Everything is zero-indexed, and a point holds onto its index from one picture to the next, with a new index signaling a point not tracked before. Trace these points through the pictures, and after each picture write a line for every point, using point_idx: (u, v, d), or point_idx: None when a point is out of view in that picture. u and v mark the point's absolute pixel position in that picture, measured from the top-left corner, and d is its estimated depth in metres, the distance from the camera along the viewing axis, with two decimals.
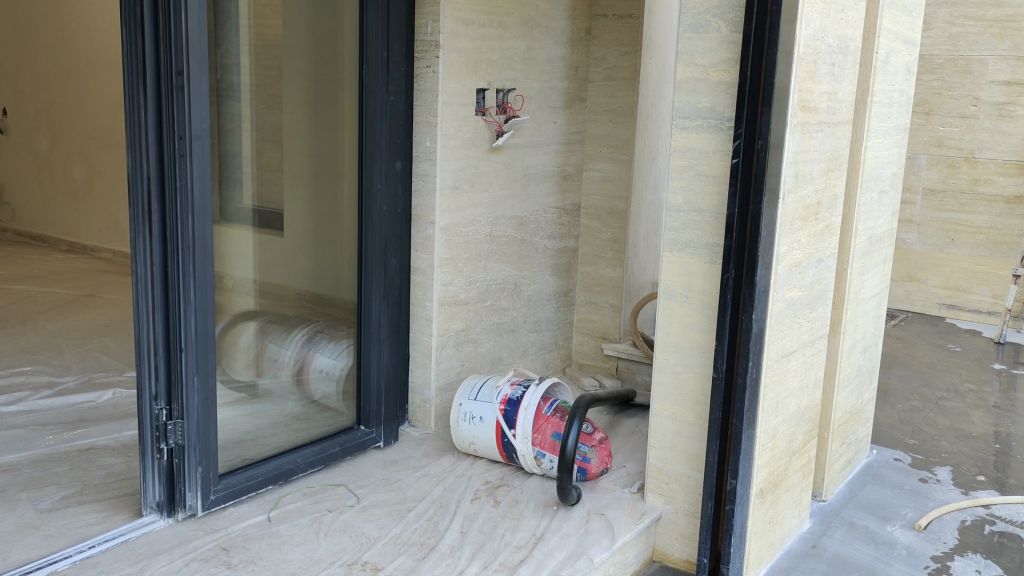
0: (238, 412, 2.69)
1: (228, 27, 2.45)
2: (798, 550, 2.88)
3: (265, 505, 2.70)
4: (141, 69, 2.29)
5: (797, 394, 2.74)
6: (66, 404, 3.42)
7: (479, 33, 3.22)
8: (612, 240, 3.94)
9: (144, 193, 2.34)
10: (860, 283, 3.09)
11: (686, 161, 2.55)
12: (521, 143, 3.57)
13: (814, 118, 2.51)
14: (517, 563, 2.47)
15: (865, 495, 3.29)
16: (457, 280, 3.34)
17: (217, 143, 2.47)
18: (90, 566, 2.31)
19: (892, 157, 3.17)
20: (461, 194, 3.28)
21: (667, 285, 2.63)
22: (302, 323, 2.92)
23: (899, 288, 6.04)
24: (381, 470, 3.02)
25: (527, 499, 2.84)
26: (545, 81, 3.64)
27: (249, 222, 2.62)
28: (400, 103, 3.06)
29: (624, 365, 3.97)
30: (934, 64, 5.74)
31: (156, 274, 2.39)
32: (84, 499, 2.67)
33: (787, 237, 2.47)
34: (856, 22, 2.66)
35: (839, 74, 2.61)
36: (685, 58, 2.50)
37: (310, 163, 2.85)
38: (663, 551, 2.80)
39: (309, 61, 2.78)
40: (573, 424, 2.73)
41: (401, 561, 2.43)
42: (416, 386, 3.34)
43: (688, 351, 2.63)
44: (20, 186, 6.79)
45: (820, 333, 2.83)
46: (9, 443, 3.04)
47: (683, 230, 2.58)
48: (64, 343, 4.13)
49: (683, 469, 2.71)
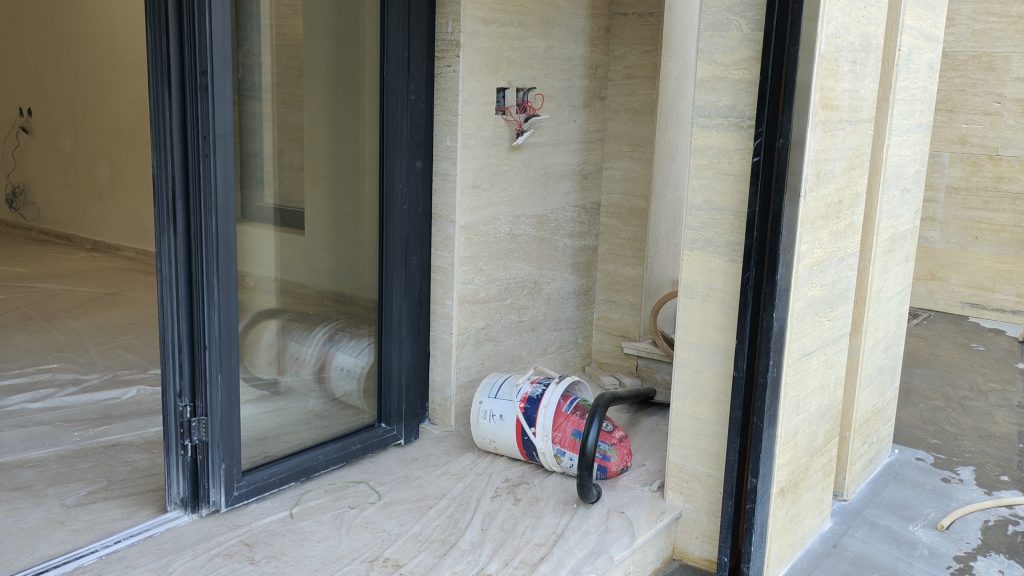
0: (261, 410, 2.72)
1: (250, 27, 2.47)
2: (819, 549, 2.87)
3: (287, 502, 2.72)
4: (165, 71, 2.31)
5: (818, 393, 2.74)
6: (91, 400, 3.46)
7: (499, 32, 3.23)
8: (631, 238, 3.95)
9: (168, 192, 2.37)
10: (882, 281, 3.07)
11: (706, 160, 2.55)
12: (541, 142, 3.58)
13: (835, 116, 2.50)
14: (537, 560, 2.48)
15: (887, 495, 3.27)
16: (477, 278, 3.35)
17: (239, 142, 2.49)
18: (116, 560, 2.34)
19: (914, 155, 3.15)
20: (482, 192, 3.29)
21: (687, 283, 2.63)
22: (323, 321, 2.94)
23: (922, 287, 5.99)
24: (401, 467, 3.04)
25: (547, 497, 2.85)
26: (565, 80, 3.64)
27: (270, 221, 2.65)
28: (421, 102, 3.07)
29: (644, 364, 3.97)
30: (957, 61, 5.69)
31: (180, 273, 2.41)
32: (110, 495, 2.71)
33: (808, 236, 2.47)
34: (878, 20, 2.64)
35: (861, 72, 2.60)
36: (706, 56, 2.51)
37: (332, 161, 2.87)
38: (683, 550, 2.80)
39: (330, 60, 2.80)
40: (593, 422, 2.73)
41: (422, 557, 2.45)
42: (436, 383, 3.36)
43: (708, 350, 2.63)
44: (44, 185, 6.88)
45: (841, 332, 2.82)
46: (36, 439, 3.08)
47: (704, 228, 2.58)
48: (89, 340, 4.18)
49: (703, 467, 2.71)
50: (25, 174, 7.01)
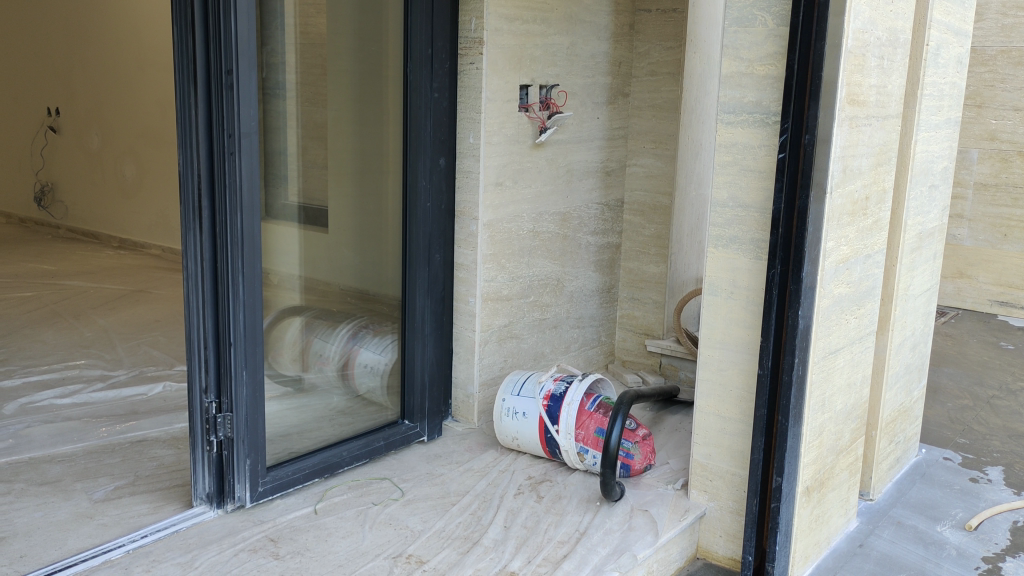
0: (286, 406, 2.73)
1: (275, 25, 2.48)
2: (845, 549, 2.85)
3: (312, 498, 2.74)
4: (192, 69, 2.33)
5: (844, 391, 2.71)
6: (118, 396, 3.50)
7: (523, 29, 3.22)
8: (655, 236, 3.93)
9: (194, 190, 2.39)
10: (910, 279, 3.04)
11: (731, 156, 2.53)
12: (564, 139, 3.57)
13: (862, 112, 2.47)
14: (560, 557, 2.48)
15: (913, 495, 3.23)
16: (501, 276, 3.35)
17: (264, 140, 2.51)
18: (143, 555, 2.37)
19: (942, 151, 3.11)
20: (505, 190, 3.29)
21: (711, 281, 2.61)
22: (347, 319, 2.95)
23: (950, 285, 5.92)
24: (424, 464, 3.05)
25: (570, 494, 2.85)
26: (588, 76, 3.63)
27: (295, 219, 2.66)
28: (444, 99, 3.07)
29: (668, 362, 3.96)
30: (986, 56, 5.61)
31: (206, 270, 2.43)
32: (136, 490, 2.73)
33: (834, 233, 2.44)
34: (906, 15, 2.61)
35: (888, 67, 2.57)
36: (731, 51, 2.49)
37: (355, 159, 2.88)
38: (707, 548, 2.79)
39: (354, 58, 2.80)
40: (616, 420, 2.72)
41: (446, 554, 2.45)
42: (459, 380, 3.37)
43: (733, 348, 2.61)
44: (72, 183, 6.96)
45: (868, 329, 2.79)
46: (64, 434, 3.12)
47: (728, 225, 2.56)
48: (115, 337, 4.22)
49: (728, 466, 2.70)
50: (53, 173, 7.10)
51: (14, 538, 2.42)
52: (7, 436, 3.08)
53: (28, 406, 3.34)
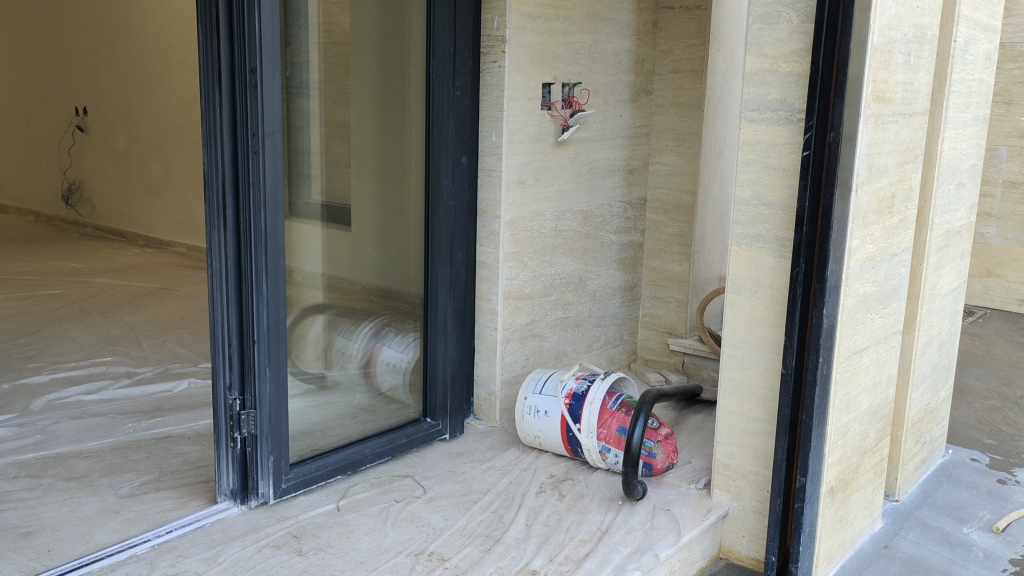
0: (309, 404, 2.75)
1: (298, 25, 2.49)
2: (870, 550, 2.83)
3: (334, 495, 2.75)
4: (216, 68, 2.35)
5: (869, 391, 2.69)
6: (144, 393, 3.54)
7: (545, 27, 3.21)
8: (678, 234, 3.91)
9: (218, 187, 2.41)
10: (937, 278, 3.00)
11: (755, 154, 2.51)
12: (587, 137, 3.56)
13: (888, 109, 2.45)
14: (582, 556, 2.48)
15: (940, 495, 3.20)
16: (523, 274, 3.35)
17: (287, 139, 2.52)
18: (168, 550, 2.39)
19: (970, 149, 3.07)
20: (527, 188, 3.29)
21: (734, 279, 2.60)
22: (369, 317, 2.96)
23: (978, 284, 5.85)
24: (446, 462, 3.05)
25: (592, 493, 2.84)
26: (611, 74, 3.62)
27: (318, 218, 2.67)
28: (467, 98, 3.07)
29: (690, 361, 3.95)
30: (1015, 52, 5.53)
31: (229, 268, 2.45)
32: (162, 485, 2.76)
33: (859, 231, 2.42)
34: (933, 11, 2.58)
35: (915, 64, 2.54)
36: (755, 49, 2.47)
37: (378, 158, 2.89)
38: (730, 548, 2.77)
39: (377, 57, 2.82)
40: (638, 419, 2.71)
41: (467, 552, 2.46)
42: (481, 379, 3.37)
43: (756, 347, 2.59)
44: (98, 182, 7.03)
45: (894, 329, 2.77)
46: (91, 430, 3.15)
47: (752, 224, 2.54)
48: (141, 334, 4.26)
49: (751, 465, 2.68)
50: (81, 171, 7.18)
51: (41, 532, 2.45)
52: (35, 432, 3.12)
53: (55, 402, 3.38)
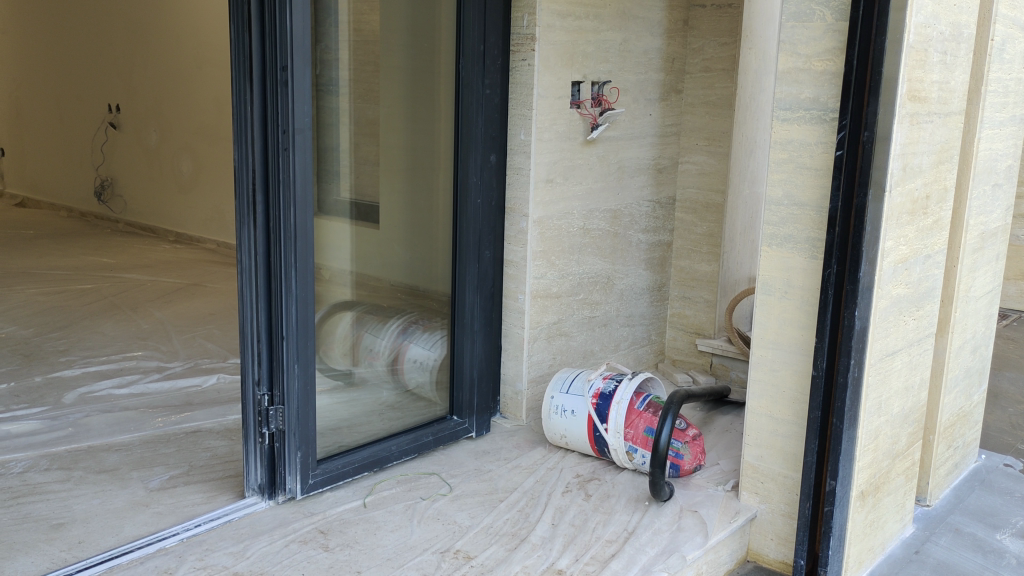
0: (336, 400, 2.76)
1: (329, 22, 2.49)
2: (900, 555, 2.79)
3: (361, 491, 2.76)
4: (248, 65, 2.36)
5: (901, 394, 2.65)
6: (173, 387, 3.57)
7: (576, 25, 3.20)
8: (707, 234, 3.89)
9: (249, 184, 2.42)
10: (971, 280, 2.96)
11: (787, 154, 2.47)
12: (616, 135, 3.55)
13: (923, 108, 2.41)
14: (608, 556, 2.47)
15: (972, 501, 3.15)
16: (550, 273, 3.34)
17: (317, 137, 2.53)
18: (196, 543, 2.41)
19: (1006, 149, 3.02)
20: (555, 186, 3.28)
21: (765, 280, 2.57)
22: (397, 314, 2.97)
23: (1013, 287, 5.75)
24: (472, 460, 3.05)
25: (618, 493, 2.83)
26: (641, 73, 3.60)
27: (347, 215, 2.68)
28: (496, 96, 3.07)
29: (719, 362, 3.93)
30: None
31: (259, 264, 2.47)
32: (191, 479, 2.78)
33: (892, 232, 2.39)
34: (970, 9, 2.54)
35: (951, 62, 2.51)
36: (788, 47, 2.43)
37: (407, 156, 2.90)
38: (758, 551, 2.75)
39: (407, 55, 2.82)
40: (666, 419, 2.69)
41: (493, 550, 2.45)
42: (508, 377, 3.37)
43: (787, 349, 2.57)
44: (130, 178, 7.11)
45: (927, 332, 2.73)
46: (121, 424, 3.19)
47: (783, 224, 2.51)
48: (171, 329, 4.30)
49: (780, 468, 2.65)
50: (113, 168, 7.26)
51: (72, 524, 2.48)
52: (67, 424, 3.15)
53: (87, 395, 3.42)
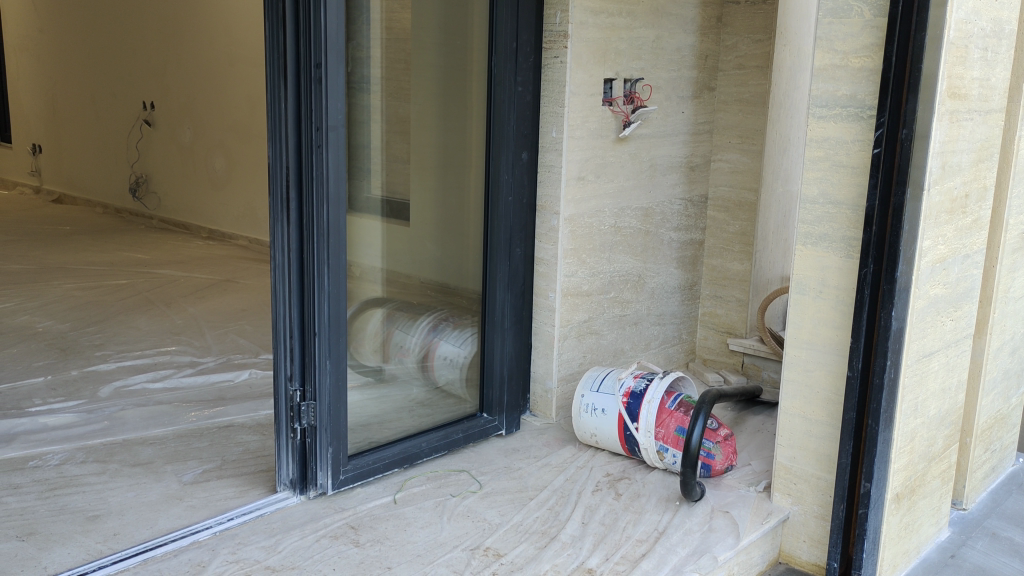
0: (366, 396, 2.77)
1: (361, 20, 2.50)
2: (936, 559, 2.75)
3: (391, 487, 2.77)
4: (282, 63, 2.38)
5: (937, 396, 2.61)
6: (207, 382, 3.61)
7: (608, 22, 3.19)
8: (739, 232, 3.86)
9: (282, 180, 2.44)
10: (1010, 280, 2.91)
11: (822, 151, 2.44)
12: (648, 133, 3.53)
13: (963, 106, 2.38)
14: (638, 556, 2.46)
15: (1010, 505, 3.10)
16: (581, 271, 3.33)
17: (349, 134, 2.53)
18: (229, 537, 2.43)
19: None
20: (587, 184, 3.27)
21: (799, 279, 2.53)
22: (427, 311, 2.97)
23: None
24: (502, 458, 3.05)
25: (649, 493, 2.81)
26: (673, 70, 3.57)
27: (378, 213, 2.68)
28: (528, 93, 3.07)
29: (750, 362, 3.90)
30: None
31: (292, 260, 2.48)
32: (223, 473, 2.81)
33: (930, 231, 2.36)
34: (1012, 5, 2.50)
35: (992, 59, 2.47)
36: (825, 43, 2.40)
37: (438, 153, 2.90)
38: (790, 553, 2.72)
39: (439, 53, 2.83)
40: (698, 419, 2.67)
41: (523, 548, 2.45)
42: (538, 375, 3.37)
43: (821, 349, 2.54)
44: (164, 175, 7.19)
45: (965, 333, 2.69)
46: (156, 418, 3.23)
47: (818, 223, 2.48)
48: (205, 325, 4.35)
49: (813, 470, 2.62)
50: (147, 165, 7.34)
51: (107, 516, 2.51)
52: (102, 418, 3.20)
53: (122, 389, 3.47)
